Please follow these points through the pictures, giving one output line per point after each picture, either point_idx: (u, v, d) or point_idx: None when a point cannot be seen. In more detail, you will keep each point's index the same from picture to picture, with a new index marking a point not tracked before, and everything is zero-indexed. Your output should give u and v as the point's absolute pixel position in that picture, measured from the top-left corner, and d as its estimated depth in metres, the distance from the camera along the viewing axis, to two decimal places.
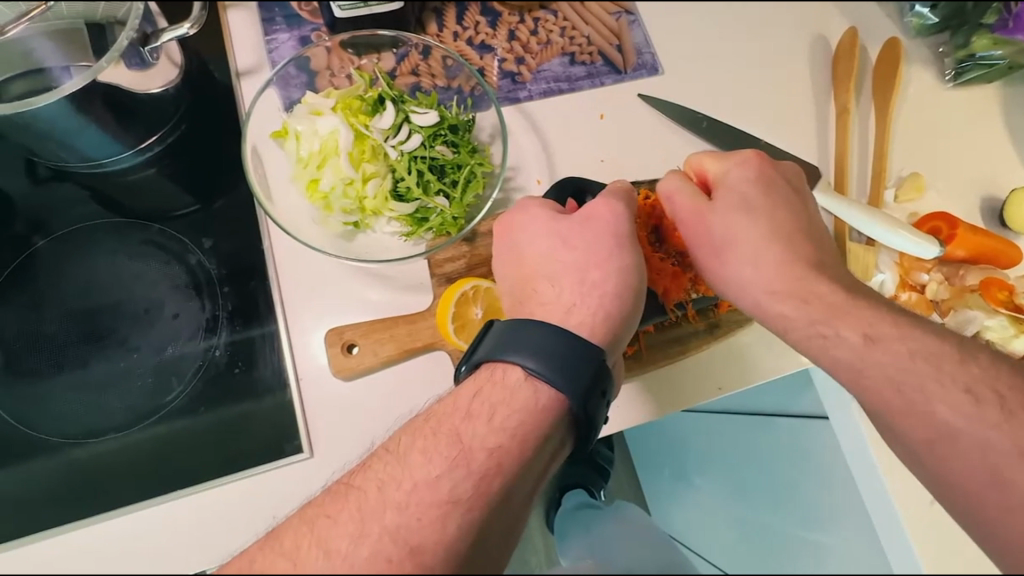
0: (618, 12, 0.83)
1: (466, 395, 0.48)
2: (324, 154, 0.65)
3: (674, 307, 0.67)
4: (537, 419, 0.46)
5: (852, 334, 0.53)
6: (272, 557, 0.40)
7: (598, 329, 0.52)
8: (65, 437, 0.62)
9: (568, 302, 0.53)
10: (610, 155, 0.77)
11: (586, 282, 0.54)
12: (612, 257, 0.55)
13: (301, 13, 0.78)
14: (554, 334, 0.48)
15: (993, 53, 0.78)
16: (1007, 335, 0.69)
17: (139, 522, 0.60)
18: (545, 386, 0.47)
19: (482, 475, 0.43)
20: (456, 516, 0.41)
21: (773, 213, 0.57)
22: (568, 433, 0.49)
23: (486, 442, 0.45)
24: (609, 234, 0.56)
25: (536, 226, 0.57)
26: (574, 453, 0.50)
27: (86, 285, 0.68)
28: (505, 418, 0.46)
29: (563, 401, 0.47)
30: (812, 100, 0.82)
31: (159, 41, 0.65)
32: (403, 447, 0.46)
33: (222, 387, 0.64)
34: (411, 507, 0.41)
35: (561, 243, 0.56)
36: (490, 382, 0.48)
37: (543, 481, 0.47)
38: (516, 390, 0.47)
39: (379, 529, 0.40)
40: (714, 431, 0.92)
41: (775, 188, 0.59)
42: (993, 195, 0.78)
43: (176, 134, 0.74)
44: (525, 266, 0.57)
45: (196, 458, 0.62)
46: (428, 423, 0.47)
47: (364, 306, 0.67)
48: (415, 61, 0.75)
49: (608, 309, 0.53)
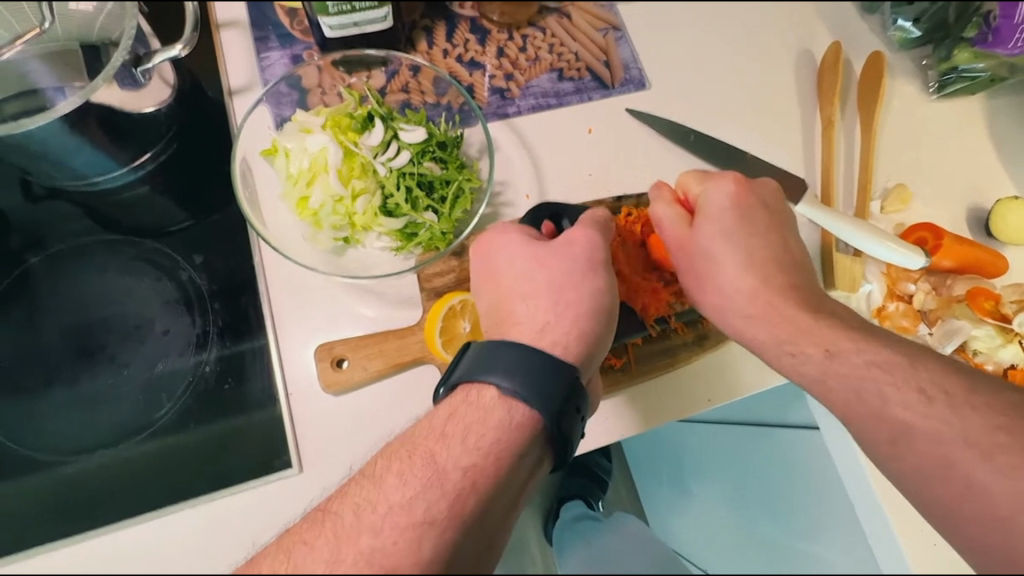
0: (605, 29, 0.84)
1: (441, 417, 0.49)
2: (314, 171, 0.65)
3: (656, 322, 0.68)
4: (511, 437, 0.46)
5: (815, 350, 0.55)
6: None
7: (573, 348, 0.53)
8: (54, 454, 0.62)
9: (543, 320, 0.54)
10: (599, 169, 0.78)
11: (561, 302, 0.54)
12: (584, 280, 0.56)
13: (294, 32, 0.80)
14: (526, 351, 0.49)
15: (975, 66, 0.79)
16: (995, 345, 0.69)
17: (137, 535, 0.60)
18: (519, 404, 0.48)
19: (456, 494, 0.43)
20: (430, 537, 0.41)
21: (753, 242, 0.60)
22: (544, 453, 0.49)
23: (460, 461, 0.45)
24: (583, 258, 0.57)
25: (512, 246, 0.58)
26: (550, 472, 0.50)
27: (78, 301, 0.68)
28: (479, 438, 0.46)
29: (538, 418, 0.48)
30: (798, 114, 0.83)
31: (152, 63, 0.66)
32: (379, 471, 0.46)
33: (211, 403, 0.64)
34: (386, 531, 0.41)
35: (536, 264, 0.57)
36: (465, 402, 0.49)
37: (522, 498, 0.47)
38: (490, 410, 0.48)
39: (354, 554, 0.40)
40: (708, 440, 0.92)
41: (753, 215, 0.61)
42: (979, 205, 0.79)
43: (169, 152, 0.75)
44: (499, 287, 0.57)
45: (186, 471, 0.62)
46: (403, 446, 0.47)
47: (354, 320, 0.68)
48: (405, 79, 0.76)
49: (582, 329, 0.54)
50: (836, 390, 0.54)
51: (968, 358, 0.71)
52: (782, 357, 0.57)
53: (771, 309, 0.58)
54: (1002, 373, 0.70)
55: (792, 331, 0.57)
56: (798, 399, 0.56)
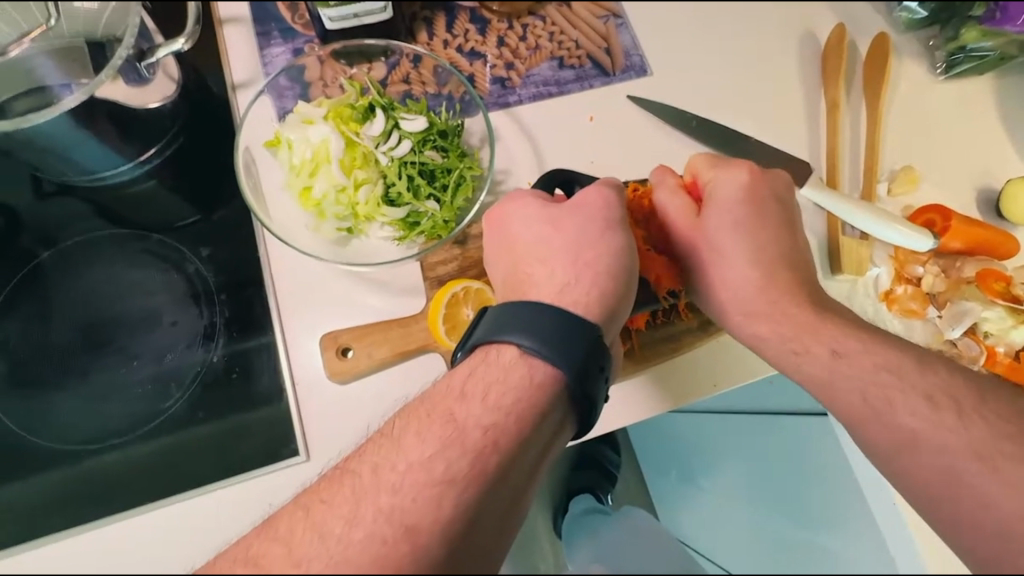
0: (606, 16, 0.84)
1: (461, 376, 0.48)
2: (317, 162, 0.66)
3: (667, 295, 0.66)
4: (532, 396, 0.46)
5: (814, 335, 0.56)
6: (267, 543, 0.40)
7: (594, 305, 0.52)
8: (68, 445, 0.63)
9: (561, 280, 0.53)
10: (601, 156, 0.77)
11: (580, 262, 0.54)
12: (602, 240, 0.55)
13: (295, 26, 0.80)
14: (546, 311, 0.48)
15: (982, 45, 0.78)
16: (1006, 327, 0.68)
17: (159, 520, 0.61)
18: (541, 363, 0.47)
19: (477, 453, 0.43)
20: (451, 496, 0.41)
21: (761, 236, 0.60)
22: (567, 412, 0.48)
23: (482, 420, 0.44)
24: (600, 219, 0.56)
25: (527, 211, 0.58)
26: (575, 433, 0.50)
27: (89, 295, 0.69)
28: (499, 396, 0.45)
29: (559, 377, 0.47)
30: (802, 97, 0.82)
31: (155, 57, 0.67)
32: (396, 432, 0.45)
33: (219, 394, 0.65)
34: (405, 489, 0.41)
35: (552, 227, 0.56)
36: (484, 362, 0.48)
37: (546, 459, 0.46)
38: (510, 368, 0.47)
39: (374, 511, 0.40)
40: (715, 432, 0.91)
41: (763, 204, 0.61)
42: (989, 186, 0.78)
43: (174, 146, 0.76)
44: (515, 251, 0.57)
45: (200, 462, 0.62)
46: (423, 405, 0.47)
47: (365, 304, 0.68)
48: (406, 70, 0.76)
49: (603, 287, 0.53)
50: (834, 372, 0.55)
51: (978, 341, 0.69)
52: (785, 352, 0.58)
53: (776, 302, 0.59)
54: (1014, 355, 0.68)
55: (794, 316, 0.58)
56: (796, 380, 0.57)
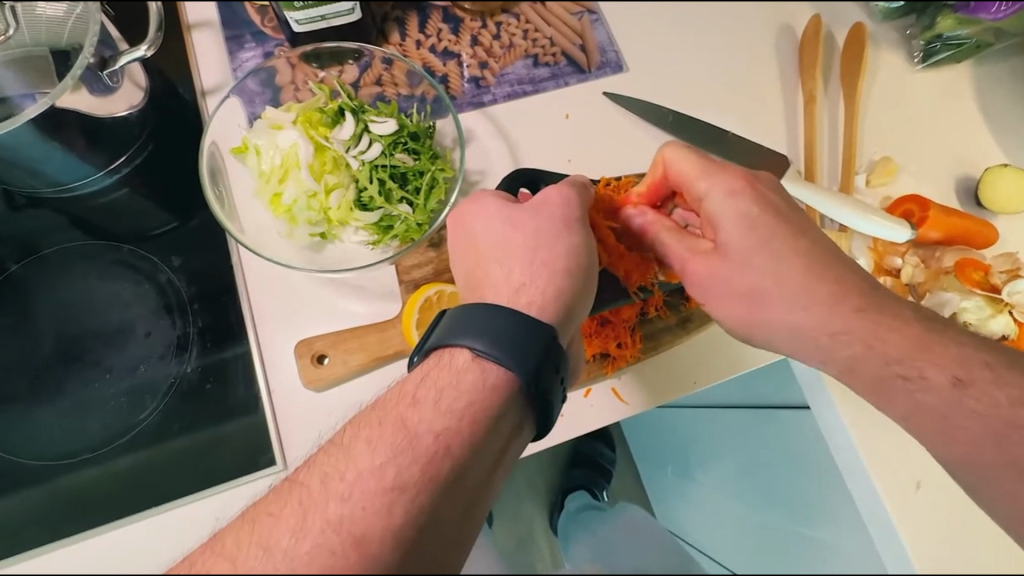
0: (581, 12, 0.83)
1: (414, 382, 0.47)
2: (286, 167, 0.65)
3: (639, 290, 0.65)
4: (485, 399, 0.45)
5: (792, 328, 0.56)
6: (213, 558, 0.39)
7: (549, 305, 0.51)
8: (42, 460, 0.62)
9: (518, 280, 0.52)
10: (578, 155, 0.77)
11: (535, 261, 0.53)
12: (559, 239, 0.54)
13: (265, 29, 0.79)
14: (501, 315, 0.47)
15: (959, 32, 0.78)
16: (986, 317, 0.67)
17: (129, 539, 0.60)
18: (493, 365, 0.46)
19: (429, 459, 0.42)
20: (402, 502, 0.40)
21: (768, 242, 0.56)
22: (524, 414, 0.47)
23: (433, 426, 0.44)
24: (559, 216, 0.56)
25: (487, 212, 0.57)
26: (533, 434, 0.49)
27: (59, 309, 0.68)
28: (451, 401, 0.45)
29: (512, 380, 0.46)
30: (779, 90, 0.82)
31: (118, 64, 0.65)
32: (346, 441, 0.44)
33: (195, 404, 0.64)
34: (356, 497, 0.40)
35: (511, 226, 0.55)
36: (438, 366, 0.47)
37: (500, 465, 0.45)
38: (463, 372, 0.46)
39: (322, 522, 0.39)
40: (704, 427, 0.90)
41: (769, 216, 0.56)
42: (967, 175, 0.78)
43: (144, 154, 0.75)
44: (475, 251, 0.56)
45: (170, 481, 0.62)
46: (375, 413, 0.46)
47: (337, 314, 0.68)
48: (378, 71, 0.75)
49: (560, 285, 0.52)
50: None
51: None
52: None
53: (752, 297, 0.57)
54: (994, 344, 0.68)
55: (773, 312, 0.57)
56: None
